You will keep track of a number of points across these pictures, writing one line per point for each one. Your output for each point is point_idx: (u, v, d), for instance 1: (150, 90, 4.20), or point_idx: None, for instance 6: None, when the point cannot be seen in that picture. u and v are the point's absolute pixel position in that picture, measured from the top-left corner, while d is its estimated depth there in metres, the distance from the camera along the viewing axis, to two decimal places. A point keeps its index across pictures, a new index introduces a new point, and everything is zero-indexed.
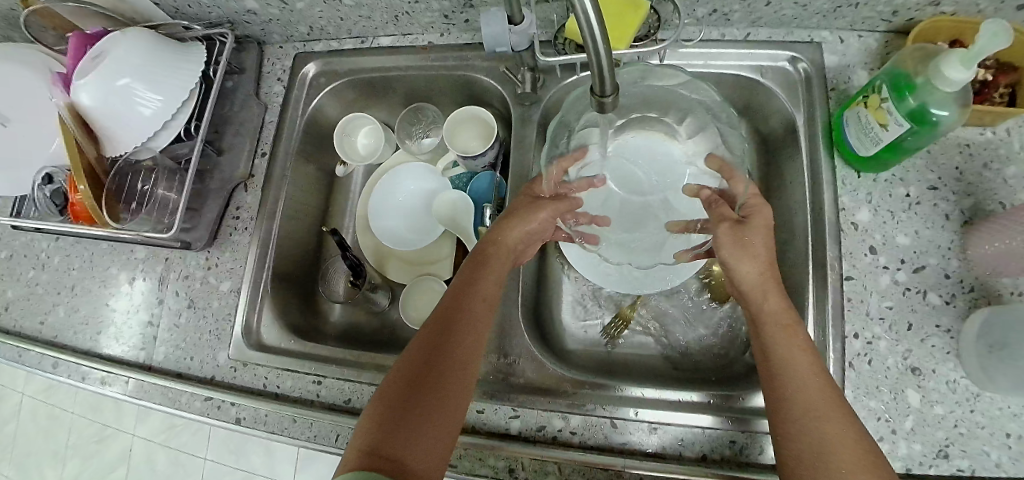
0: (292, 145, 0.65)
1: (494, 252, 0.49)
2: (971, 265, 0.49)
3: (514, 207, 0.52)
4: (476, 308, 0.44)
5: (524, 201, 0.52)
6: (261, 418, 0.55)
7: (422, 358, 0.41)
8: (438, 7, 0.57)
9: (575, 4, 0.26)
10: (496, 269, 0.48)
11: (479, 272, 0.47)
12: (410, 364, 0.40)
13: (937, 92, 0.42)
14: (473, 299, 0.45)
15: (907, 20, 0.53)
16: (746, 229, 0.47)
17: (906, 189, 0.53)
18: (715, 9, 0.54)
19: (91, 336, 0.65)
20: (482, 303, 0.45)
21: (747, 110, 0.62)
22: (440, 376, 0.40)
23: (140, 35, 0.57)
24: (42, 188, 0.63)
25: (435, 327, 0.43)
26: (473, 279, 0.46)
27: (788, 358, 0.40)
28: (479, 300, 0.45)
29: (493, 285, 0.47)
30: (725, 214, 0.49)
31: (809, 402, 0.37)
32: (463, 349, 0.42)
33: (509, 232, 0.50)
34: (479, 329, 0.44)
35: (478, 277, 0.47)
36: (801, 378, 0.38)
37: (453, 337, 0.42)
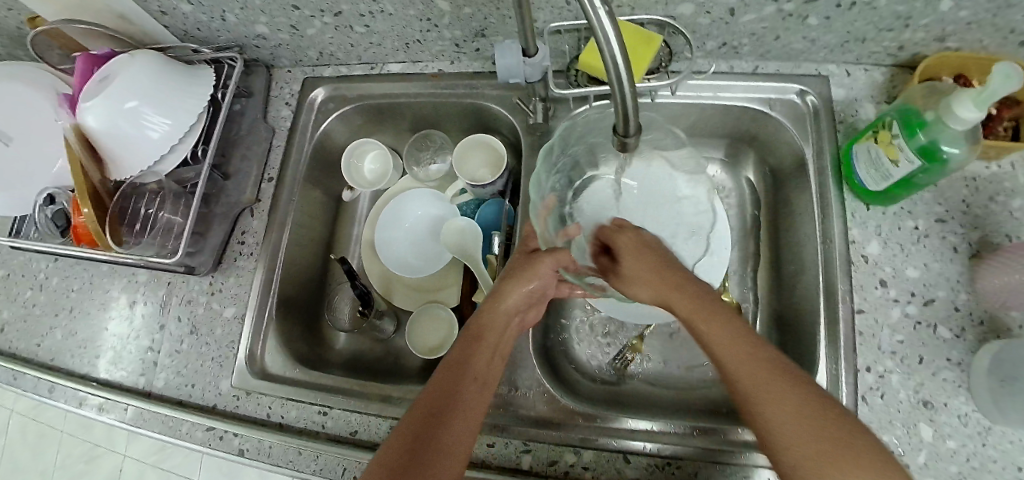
0: (300, 169, 0.65)
1: (491, 317, 0.48)
2: (980, 298, 0.49)
3: (513, 268, 0.51)
4: (471, 383, 0.42)
5: (519, 261, 0.52)
6: (264, 449, 0.54)
7: (415, 434, 0.38)
8: (450, 36, 0.58)
9: (604, 48, 0.27)
10: (491, 339, 0.46)
11: (476, 342, 0.46)
12: (404, 438, 0.38)
13: (947, 130, 0.42)
14: (468, 371, 0.43)
15: (912, 55, 0.54)
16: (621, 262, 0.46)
17: (914, 222, 0.53)
18: (725, 42, 0.55)
19: (88, 361, 0.63)
20: (477, 375, 0.43)
21: (755, 140, 0.63)
22: (432, 453, 0.37)
23: (149, 58, 0.56)
24: (43, 209, 0.62)
25: (430, 398, 0.41)
26: (469, 354, 0.44)
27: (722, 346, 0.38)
28: (473, 372, 0.43)
29: (489, 357, 0.45)
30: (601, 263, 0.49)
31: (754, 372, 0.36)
32: (460, 425, 0.40)
33: (509, 297, 0.48)
34: (473, 402, 0.42)
35: (474, 345, 0.45)
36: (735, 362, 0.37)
37: (452, 412, 0.40)
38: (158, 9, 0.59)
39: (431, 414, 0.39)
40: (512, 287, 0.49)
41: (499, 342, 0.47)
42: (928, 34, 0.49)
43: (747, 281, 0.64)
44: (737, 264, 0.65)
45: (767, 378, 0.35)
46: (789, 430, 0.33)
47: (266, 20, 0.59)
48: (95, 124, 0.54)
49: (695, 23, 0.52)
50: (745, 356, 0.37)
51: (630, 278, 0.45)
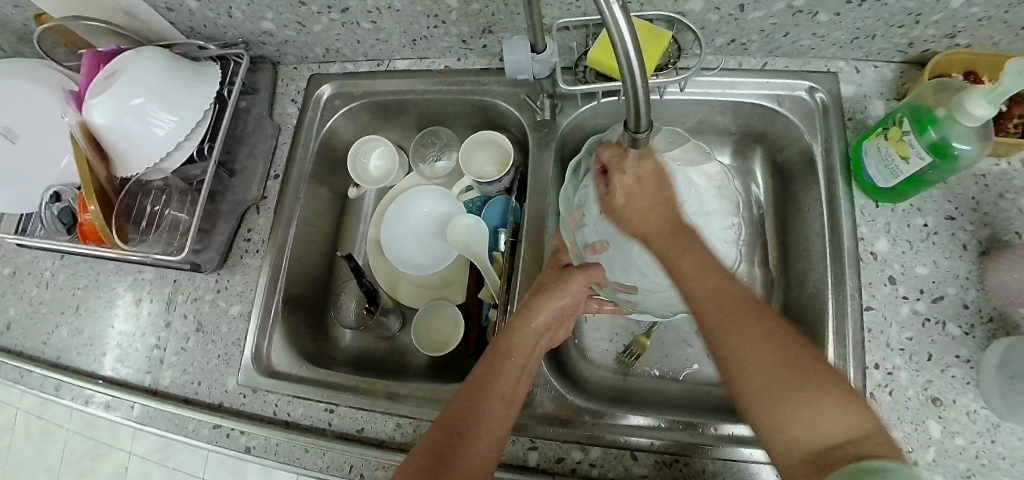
0: (306, 166, 0.65)
1: (523, 330, 0.46)
2: (989, 295, 0.49)
3: (544, 282, 0.49)
4: (497, 401, 0.42)
5: (554, 273, 0.50)
6: (271, 447, 0.54)
7: (438, 450, 0.38)
8: (457, 32, 0.58)
9: (617, 45, 0.27)
10: (520, 356, 0.45)
11: (503, 358, 0.44)
12: (426, 454, 0.38)
13: (959, 126, 0.42)
14: (493, 386, 0.42)
15: (922, 51, 0.53)
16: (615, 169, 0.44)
17: (924, 219, 0.53)
18: (734, 39, 0.55)
19: (94, 358, 0.63)
20: (503, 392, 0.42)
21: (763, 137, 0.63)
22: (455, 467, 0.37)
23: (156, 55, 0.56)
24: (49, 207, 0.60)
25: (454, 413, 0.41)
26: (496, 372, 0.43)
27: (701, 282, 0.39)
28: (500, 390, 0.43)
29: (516, 375, 0.44)
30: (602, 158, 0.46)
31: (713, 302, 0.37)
32: (483, 441, 0.40)
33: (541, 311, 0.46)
34: (496, 415, 0.41)
35: (503, 360, 0.44)
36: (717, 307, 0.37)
37: (476, 429, 0.40)
38: (164, 6, 0.59)
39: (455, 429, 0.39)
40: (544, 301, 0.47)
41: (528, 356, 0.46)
42: (938, 31, 0.49)
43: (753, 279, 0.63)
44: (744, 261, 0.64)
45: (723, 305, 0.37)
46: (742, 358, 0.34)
47: (272, 16, 0.59)
48: (102, 121, 0.54)
49: (705, 19, 0.52)
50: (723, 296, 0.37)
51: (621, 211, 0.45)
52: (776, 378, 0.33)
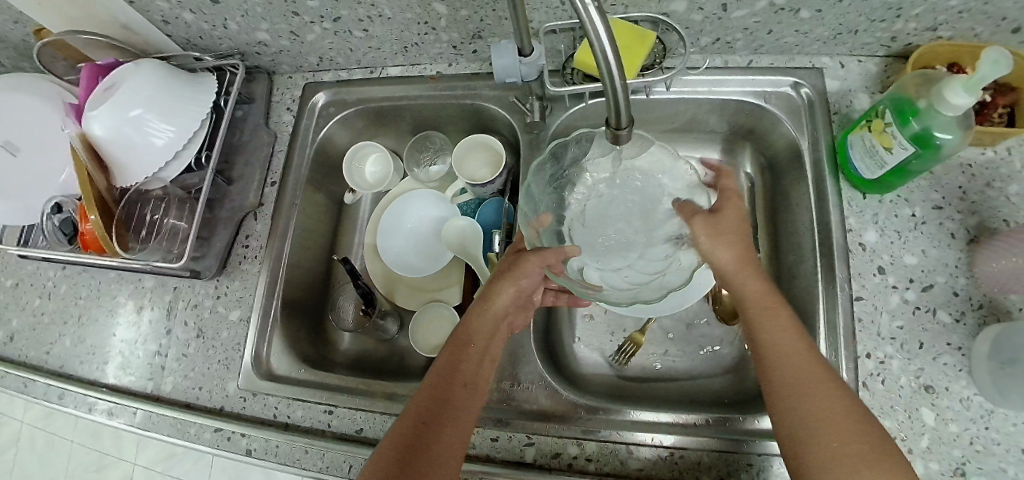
0: (302, 173, 0.66)
1: (479, 317, 0.48)
2: (979, 283, 0.49)
3: (502, 269, 0.52)
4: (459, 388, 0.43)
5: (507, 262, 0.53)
6: (271, 449, 0.54)
7: (406, 440, 0.39)
8: (448, 38, 0.59)
9: (595, 48, 0.28)
10: (480, 344, 0.47)
11: (464, 347, 0.46)
12: (395, 444, 0.39)
13: (940, 117, 0.43)
14: (456, 376, 0.44)
15: (905, 45, 0.54)
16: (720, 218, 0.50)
17: (911, 209, 0.53)
18: (719, 38, 0.56)
19: (97, 366, 0.64)
20: (465, 380, 0.44)
21: (751, 134, 0.64)
22: (422, 457, 0.38)
23: (153, 66, 0.57)
24: (50, 217, 0.62)
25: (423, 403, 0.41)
26: (456, 361, 0.45)
27: (779, 337, 0.42)
28: (462, 377, 0.44)
29: (477, 362, 0.46)
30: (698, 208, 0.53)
31: (782, 355, 0.41)
32: (449, 429, 0.41)
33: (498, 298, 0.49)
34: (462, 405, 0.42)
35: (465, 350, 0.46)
36: (792, 366, 0.40)
37: (441, 415, 0.41)
38: (160, 19, 0.60)
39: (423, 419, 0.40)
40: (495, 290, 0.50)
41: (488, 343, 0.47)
42: (919, 24, 0.50)
43: None
44: None
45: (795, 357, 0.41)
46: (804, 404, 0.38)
47: (266, 26, 0.60)
48: (101, 131, 0.55)
49: (689, 19, 0.53)
50: (800, 352, 0.41)
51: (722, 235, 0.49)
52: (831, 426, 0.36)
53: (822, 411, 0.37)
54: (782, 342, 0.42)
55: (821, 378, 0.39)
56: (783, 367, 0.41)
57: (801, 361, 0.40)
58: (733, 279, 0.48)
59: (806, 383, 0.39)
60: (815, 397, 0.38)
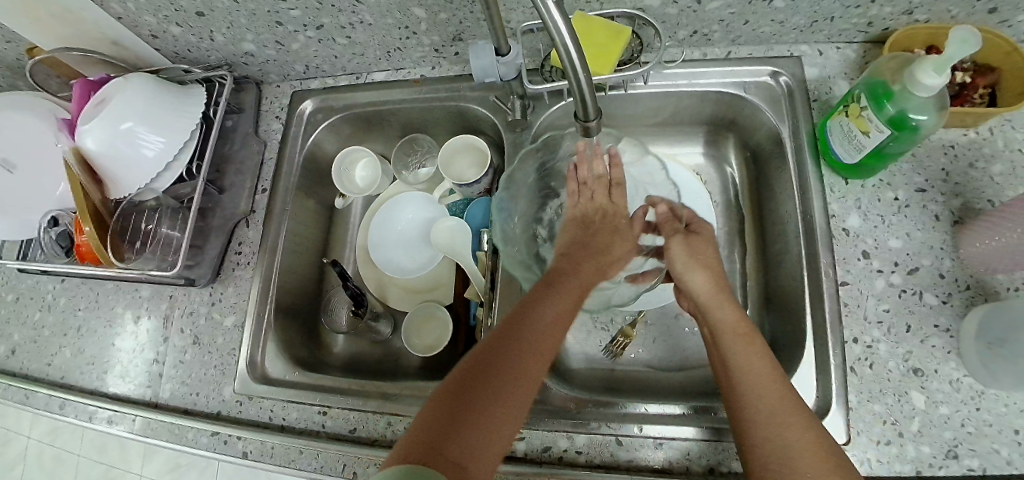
0: (292, 179, 0.67)
1: (578, 273, 0.52)
2: (964, 264, 0.49)
3: (602, 239, 0.57)
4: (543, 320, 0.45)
5: (623, 247, 0.58)
6: (267, 451, 0.55)
7: (484, 354, 0.41)
8: (429, 42, 0.60)
9: (558, 48, 0.32)
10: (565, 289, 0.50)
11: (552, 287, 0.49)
12: (477, 356, 0.41)
13: (913, 98, 0.43)
14: (542, 307, 0.46)
15: (882, 30, 0.54)
16: (694, 239, 0.55)
17: (894, 193, 0.53)
18: (696, 30, 0.56)
19: (97, 376, 0.65)
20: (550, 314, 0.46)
21: (734, 124, 0.64)
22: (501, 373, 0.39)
23: (141, 79, 0.59)
24: (47, 231, 0.64)
25: (509, 320, 0.45)
26: (542, 297, 0.47)
27: (748, 363, 0.43)
28: (546, 312, 0.46)
29: (562, 301, 0.48)
30: (676, 226, 0.56)
31: (754, 380, 0.41)
32: (529, 353, 0.42)
33: (591, 262, 0.54)
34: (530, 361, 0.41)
35: (545, 298, 0.47)
36: (764, 398, 0.40)
37: (523, 338, 0.43)
38: (149, 33, 0.62)
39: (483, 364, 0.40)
40: (603, 263, 0.55)
41: (575, 300, 0.49)
42: (894, 8, 0.50)
43: (735, 266, 0.64)
44: (724, 247, 0.65)
45: (765, 383, 0.41)
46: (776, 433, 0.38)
47: (251, 37, 0.61)
48: (93, 145, 0.56)
49: (664, 13, 0.53)
50: (766, 381, 0.41)
51: (687, 266, 0.53)
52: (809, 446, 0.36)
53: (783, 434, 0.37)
54: (749, 370, 0.42)
55: (790, 408, 0.39)
56: (756, 394, 0.40)
57: (772, 391, 0.40)
58: (710, 305, 0.49)
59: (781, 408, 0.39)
60: (789, 430, 0.37)
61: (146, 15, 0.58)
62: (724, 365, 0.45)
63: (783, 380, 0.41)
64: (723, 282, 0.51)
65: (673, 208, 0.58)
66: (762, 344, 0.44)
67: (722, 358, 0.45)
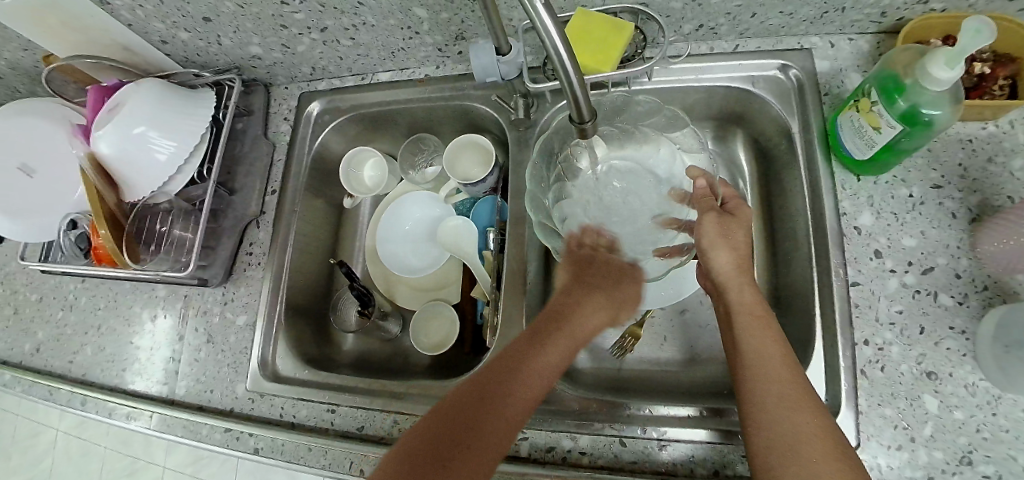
0: (300, 181, 0.68)
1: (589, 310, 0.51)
2: (982, 263, 0.48)
3: (609, 274, 0.55)
4: (536, 366, 0.44)
5: (622, 292, 0.54)
6: (278, 447, 0.56)
7: (475, 393, 0.42)
8: (432, 41, 0.60)
9: (551, 56, 0.32)
10: (566, 328, 0.48)
11: (554, 327, 0.48)
12: (467, 393, 0.42)
13: (926, 93, 0.42)
14: (541, 350, 0.46)
15: (896, 20, 0.53)
16: (730, 221, 0.49)
17: (908, 190, 0.52)
18: (701, 24, 0.55)
19: (117, 373, 0.67)
20: (546, 362, 0.45)
21: (742, 119, 0.63)
22: (479, 419, 0.40)
23: (152, 85, 0.60)
24: (67, 233, 0.66)
25: (506, 358, 0.45)
26: (544, 337, 0.47)
27: (759, 346, 0.42)
28: (543, 358, 0.45)
29: (562, 345, 0.47)
30: (711, 204, 0.50)
31: (764, 366, 0.41)
32: (508, 405, 0.42)
33: (601, 302, 0.52)
34: (512, 419, 0.42)
35: (547, 340, 0.47)
36: (775, 382, 0.39)
37: (508, 383, 0.43)
38: (159, 39, 0.63)
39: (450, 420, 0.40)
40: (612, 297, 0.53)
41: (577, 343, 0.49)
42: None
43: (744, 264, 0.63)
44: None
45: (777, 371, 0.40)
46: (775, 417, 0.37)
47: (258, 40, 0.62)
48: (107, 150, 0.58)
49: (667, 8, 0.53)
50: (779, 367, 0.40)
51: (709, 247, 0.49)
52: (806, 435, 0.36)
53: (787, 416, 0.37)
54: (760, 355, 0.41)
55: (797, 391, 0.38)
56: (765, 374, 0.40)
57: (783, 374, 0.40)
58: (727, 285, 0.48)
59: (786, 392, 0.38)
60: (794, 414, 0.37)
61: (155, 22, 0.59)
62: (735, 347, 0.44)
63: (794, 362, 0.41)
64: (745, 263, 0.48)
65: (712, 184, 0.54)
66: (777, 328, 0.44)
67: (736, 340, 0.44)
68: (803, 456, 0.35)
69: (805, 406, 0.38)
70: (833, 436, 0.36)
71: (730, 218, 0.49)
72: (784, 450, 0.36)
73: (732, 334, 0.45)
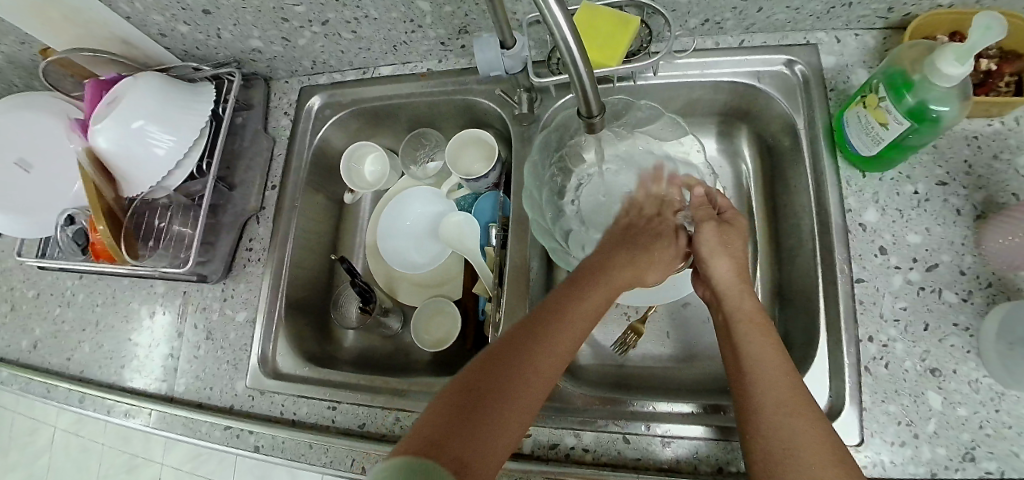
0: (301, 176, 0.68)
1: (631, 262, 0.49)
2: (986, 260, 0.48)
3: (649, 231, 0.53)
4: (578, 313, 0.43)
5: (668, 252, 0.51)
6: (278, 445, 0.56)
7: (517, 336, 0.40)
8: (435, 35, 0.60)
9: (560, 48, 0.32)
10: (608, 277, 0.47)
11: (594, 277, 0.46)
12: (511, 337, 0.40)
13: (935, 89, 0.41)
14: (582, 298, 0.44)
15: (902, 16, 0.52)
16: (728, 231, 0.50)
17: (913, 186, 0.52)
18: (707, 19, 0.55)
19: (115, 370, 0.67)
20: (587, 309, 0.43)
21: (747, 115, 0.62)
22: (522, 359, 0.38)
23: (151, 79, 0.59)
24: (64, 229, 0.65)
25: (547, 306, 0.43)
26: (583, 287, 0.45)
27: (758, 355, 0.41)
28: (584, 306, 0.44)
29: (602, 294, 0.45)
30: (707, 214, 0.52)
31: (765, 376, 0.40)
32: (551, 347, 0.40)
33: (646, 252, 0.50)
34: (554, 363, 0.40)
35: (588, 288, 0.45)
36: (775, 391, 0.39)
37: (551, 327, 0.41)
38: (158, 32, 0.62)
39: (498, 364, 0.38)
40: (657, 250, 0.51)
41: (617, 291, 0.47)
42: None
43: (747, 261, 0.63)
44: None
45: (777, 382, 0.39)
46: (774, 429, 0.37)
47: (258, 33, 0.62)
48: (105, 145, 0.57)
49: (673, 2, 0.52)
50: (778, 378, 0.39)
51: (708, 255, 0.49)
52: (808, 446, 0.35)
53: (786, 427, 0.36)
54: (759, 366, 0.41)
55: (797, 402, 0.38)
56: (764, 384, 0.39)
57: (782, 385, 0.39)
58: (728, 294, 0.47)
59: (784, 402, 0.38)
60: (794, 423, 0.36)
61: (153, 14, 0.58)
62: (734, 356, 0.43)
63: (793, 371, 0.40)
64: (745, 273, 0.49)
65: (710, 194, 0.54)
66: (776, 337, 0.43)
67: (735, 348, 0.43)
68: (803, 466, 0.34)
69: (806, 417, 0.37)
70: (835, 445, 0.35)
71: (726, 225, 0.51)
72: (784, 460, 0.35)
73: (731, 343, 0.45)
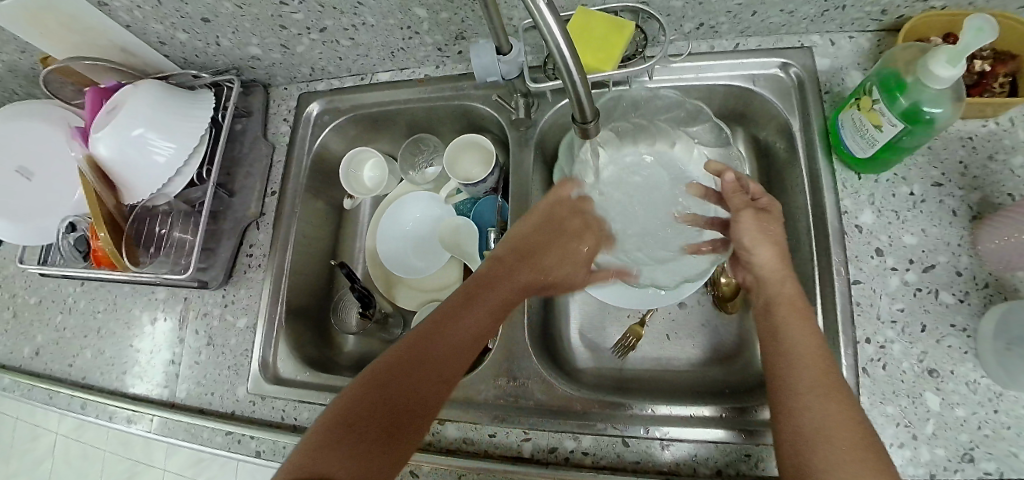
0: (300, 182, 0.68)
1: (530, 271, 0.52)
2: (983, 260, 0.48)
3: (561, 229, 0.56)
4: (466, 323, 0.46)
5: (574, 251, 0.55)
6: (279, 449, 0.57)
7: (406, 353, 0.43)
8: (432, 41, 0.60)
9: (553, 55, 0.32)
10: (503, 288, 0.50)
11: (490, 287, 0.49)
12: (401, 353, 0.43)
13: (927, 91, 0.42)
14: (474, 309, 0.47)
15: (896, 18, 0.53)
16: (767, 216, 0.49)
17: (909, 188, 0.52)
18: (702, 23, 0.55)
19: (116, 376, 0.67)
20: (477, 320, 0.47)
21: (743, 117, 0.63)
22: (405, 375, 0.42)
23: (151, 86, 0.60)
24: (66, 236, 0.65)
25: (441, 319, 0.46)
26: (480, 296, 0.48)
27: (796, 338, 0.42)
28: (474, 316, 0.47)
29: (495, 305, 0.48)
30: (743, 201, 0.51)
31: (804, 360, 0.40)
32: (433, 361, 0.43)
33: (546, 259, 0.54)
34: (436, 376, 0.43)
35: (483, 299, 0.48)
36: (810, 375, 0.39)
37: (434, 340, 0.44)
38: (157, 40, 0.63)
39: (375, 387, 0.40)
40: (562, 255, 0.54)
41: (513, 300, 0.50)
42: None
43: None
44: None
45: (814, 366, 0.39)
46: (810, 408, 0.37)
47: (257, 41, 0.62)
48: (106, 152, 0.58)
49: (667, 6, 0.52)
50: (817, 361, 0.40)
51: (750, 243, 0.49)
52: (839, 428, 0.36)
53: (822, 409, 0.37)
54: (799, 348, 0.41)
55: (832, 386, 0.38)
56: (801, 368, 0.40)
57: (818, 368, 0.39)
58: (770, 280, 0.47)
59: (820, 384, 0.38)
60: (827, 406, 0.37)
61: (153, 23, 0.59)
62: (773, 336, 0.43)
63: (828, 356, 0.40)
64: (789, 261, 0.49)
65: (741, 178, 0.53)
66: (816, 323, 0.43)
67: (774, 330, 0.44)
68: (831, 448, 0.35)
69: (839, 401, 0.37)
70: (864, 431, 0.36)
71: (766, 209, 0.50)
72: (812, 441, 0.36)
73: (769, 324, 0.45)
